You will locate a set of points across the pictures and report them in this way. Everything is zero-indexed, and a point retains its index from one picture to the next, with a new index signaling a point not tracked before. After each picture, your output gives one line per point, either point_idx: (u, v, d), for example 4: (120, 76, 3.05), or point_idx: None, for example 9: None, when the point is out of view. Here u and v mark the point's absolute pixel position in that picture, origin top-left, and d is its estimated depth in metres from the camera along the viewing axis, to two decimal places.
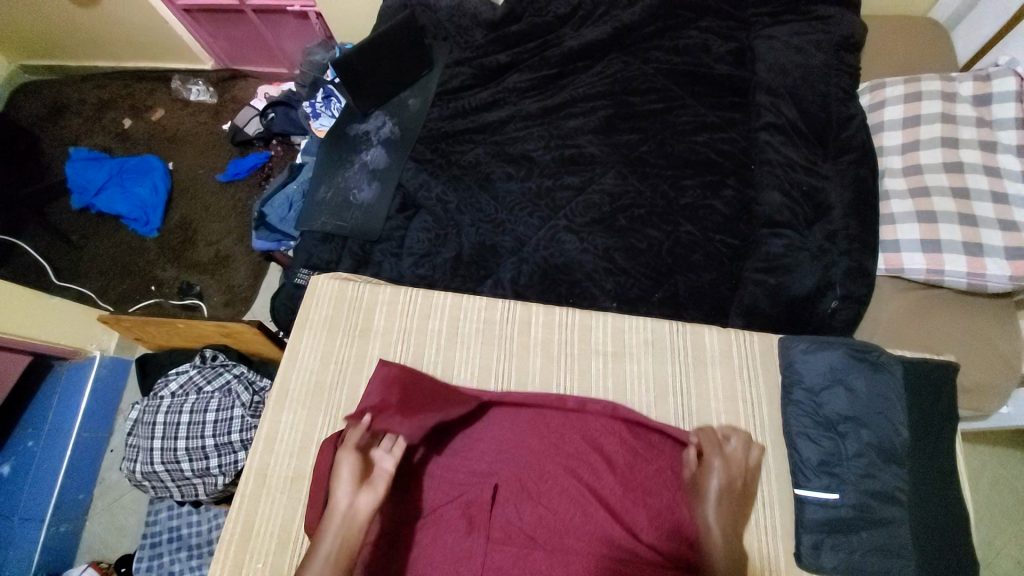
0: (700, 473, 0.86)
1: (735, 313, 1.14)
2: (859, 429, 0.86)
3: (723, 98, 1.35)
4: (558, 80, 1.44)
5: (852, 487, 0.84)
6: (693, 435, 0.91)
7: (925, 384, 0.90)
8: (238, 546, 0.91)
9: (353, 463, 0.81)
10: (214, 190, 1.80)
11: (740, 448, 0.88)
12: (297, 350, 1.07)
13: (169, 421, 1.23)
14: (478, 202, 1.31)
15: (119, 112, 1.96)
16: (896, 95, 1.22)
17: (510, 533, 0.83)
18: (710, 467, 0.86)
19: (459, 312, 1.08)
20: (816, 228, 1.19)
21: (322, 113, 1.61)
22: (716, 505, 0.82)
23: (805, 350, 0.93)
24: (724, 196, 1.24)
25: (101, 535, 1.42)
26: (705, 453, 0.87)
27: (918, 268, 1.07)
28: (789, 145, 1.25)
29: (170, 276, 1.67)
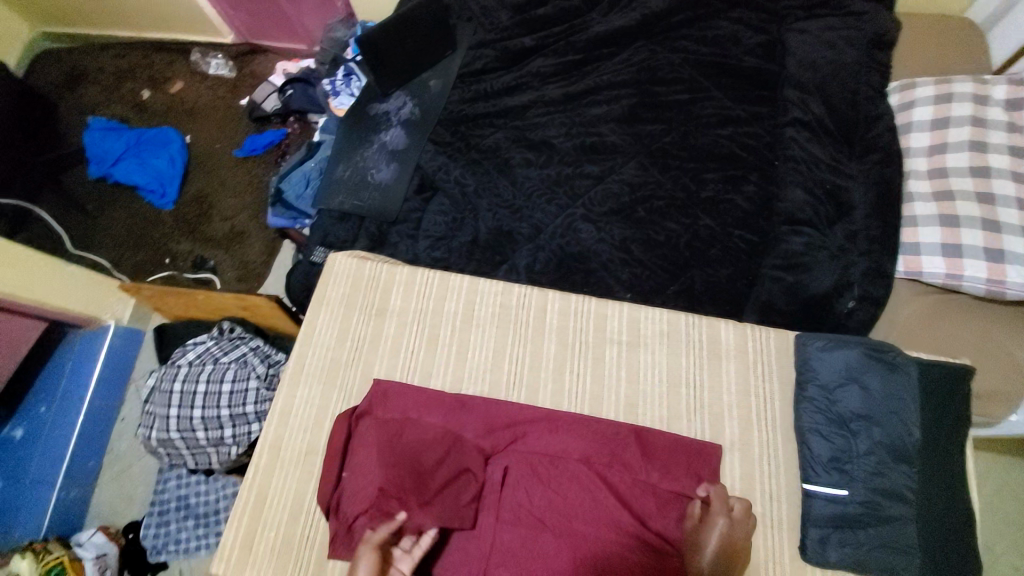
0: (701, 528, 0.82)
1: (750, 309, 1.14)
2: (871, 427, 0.87)
3: (752, 91, 1.33)
4: (583, 66, 1.43)
5: (861, 484, 0.85)
6: (702, 488, 0.87)
7: (941, 386, 0.90)
8: (250, 517, 0.94)
9: (371, 565, 0.78)
10: (230, 164, 1.80)
11: (745, 510, 0.85)
12: (314, 325, 1.08)
13: (186, 390, 1.26)
14: (496, 187, 1.31)
15: (138, 83, 1.97)
16: (926, 96, 1.20)
17: (519, 516, 0.86)
18: (712, 525, 0.82)
19: (475, 295, 1.09)
20: (837, 228, 1.18)
21: (341, 91, 1.60)
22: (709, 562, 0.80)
23: (822, 347, 0.93)
24: (745, 192, 1.23)
25: (108, 502, 1.43)
26: (711, 509, 0.84)
27: (937, 272, 1.06)
28: (814, 142, 1.24)
29: (185, 249, 1.69)
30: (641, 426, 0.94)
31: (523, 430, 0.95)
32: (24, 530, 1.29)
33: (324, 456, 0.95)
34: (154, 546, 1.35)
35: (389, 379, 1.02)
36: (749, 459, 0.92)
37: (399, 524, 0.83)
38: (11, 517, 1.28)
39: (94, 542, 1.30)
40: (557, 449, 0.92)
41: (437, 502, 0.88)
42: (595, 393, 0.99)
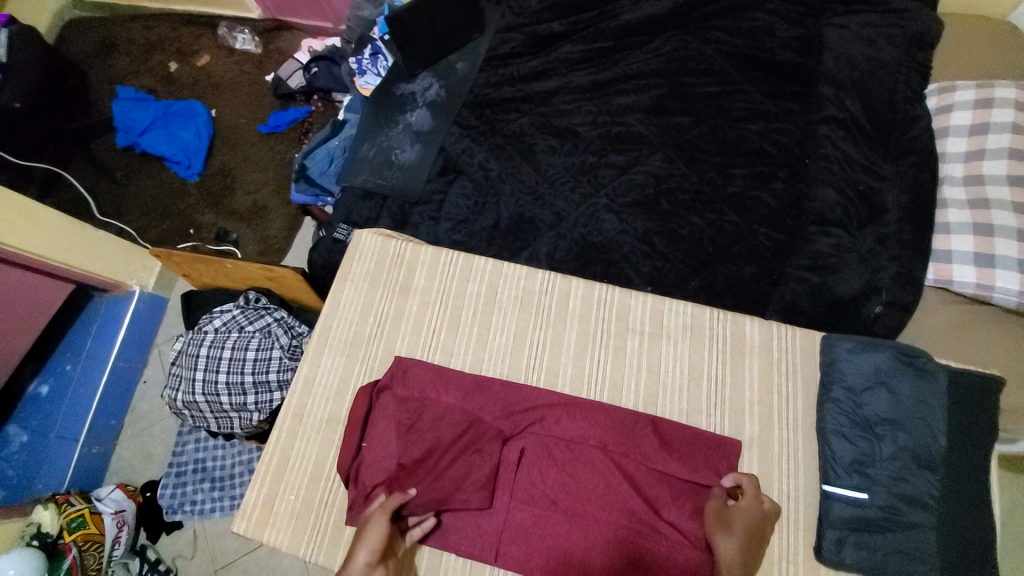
0: (727, 512, 0.84)
1: (773, 308, 1.13)
2: (896, 432, 0.86)
3: (784, 86, 1.30)
4: (612, 54, 1.41)
5: (882, 488, 0.84)
6: (729, 477, 0.87)
7: (973, 395, 0.88)
8: (272, 477, 0.97)
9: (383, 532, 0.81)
10: (254, 139, 1.81)
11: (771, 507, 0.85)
12: (338, 300, 1.10)
13: (212, 355, 1.29)
14: (520, 172, 1.30)
15: (167, 55, 1.98)
16: (965, 101, 1.16)
17: (533, 495, 0.91)
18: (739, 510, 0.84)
19: (499, 278, 1.09)
20: (867, 230, 1.16)
21: (368, 70, 1.58)
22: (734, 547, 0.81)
23: (850, 349, 0.92)
24: (773, 189, 1.21)
25: (128, 461, 1.48)
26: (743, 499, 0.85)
27: (968, 281, 1.05)
28: (848, 141, 1.22)
29: (208, 221, 1.71)
30: (658, 417, 0.95)
31: (538, 416, 0.96)
32: (47, 482, 1.32)
33: (346, 425, 0.97)
34: (171, 505, 1.39)
35: (412, 357, 1.03)
36: (768, 456, 0.92)
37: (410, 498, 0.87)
38: (37, 468, 1.32)
39: (114, 498, 1.34)
40: (573, 438, 0.93)
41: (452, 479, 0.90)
42: (615, 382, 0.99)
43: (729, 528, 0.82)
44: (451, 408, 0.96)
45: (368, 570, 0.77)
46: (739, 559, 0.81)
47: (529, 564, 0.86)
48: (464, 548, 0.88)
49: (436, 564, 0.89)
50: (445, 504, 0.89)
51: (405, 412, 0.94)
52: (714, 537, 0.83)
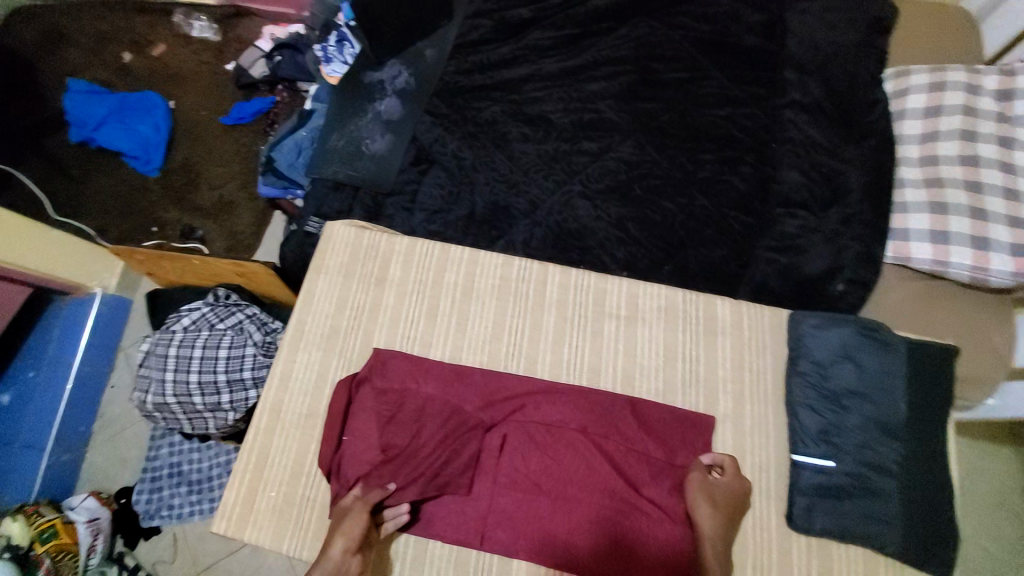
0: (716, 488, 0.88)
1: (744, 289, 1.16)
2: (862, 403, 0.91)
3: (750, 71, 1.32)
4: (582, 40, 1.41)
5: (848, 455, 0.89)
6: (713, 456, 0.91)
7: (931, 364, 0.93)
8: (251, 477, 0.95)
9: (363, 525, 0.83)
10: (217, 132, 1.75)
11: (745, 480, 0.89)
12: (311, 293, 1.08)
13: (181, 355, 1.25)
14: (494, 161, 1.29)
15: (119, 45, 1.88)
16: (920, 83, 1.20)
17: (516, 480, 0.92)
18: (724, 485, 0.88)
19: (476, 267, 1.09)
20: (831, 211, 1.20)
21: (334, 58, 1.54)
22: (713, 520, 0.85)
23: (817, 325, 0.96)
24: (741, 173, 1.24)
25: (99, 468, 1.42)
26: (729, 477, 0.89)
27: (925, 258, 1.08)
28: (811, 125, 1.25)
29: (172, 218, 1.65)
30: (636, 399, 0.97)
31: (519, 404, 0.97)
32: (15, 495, 1.28)
33: (325, 420, 0.96)
34: (147, 511, 1.36)
35: (391, 348, 1.03)
36: (741, 430, 0.96)
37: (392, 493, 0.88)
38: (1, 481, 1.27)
39: (87, 507, 1.30)
40: (553, 423, 0.94)
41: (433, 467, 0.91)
42: (593, 366, 1.01)
43: (702, 501, 0.86)
44: (431, 397, 0.96)
45: (344, 559, 0.80)
46: (713, 531, 0.84)
47: (514, 547, 0.88)
48: (449, 535, 0.89)
49: (422, 553, 0.89)
50: (425, 492, 0.89)
51: (384, 404, 0.94)
52: (692, 511, 0.87)
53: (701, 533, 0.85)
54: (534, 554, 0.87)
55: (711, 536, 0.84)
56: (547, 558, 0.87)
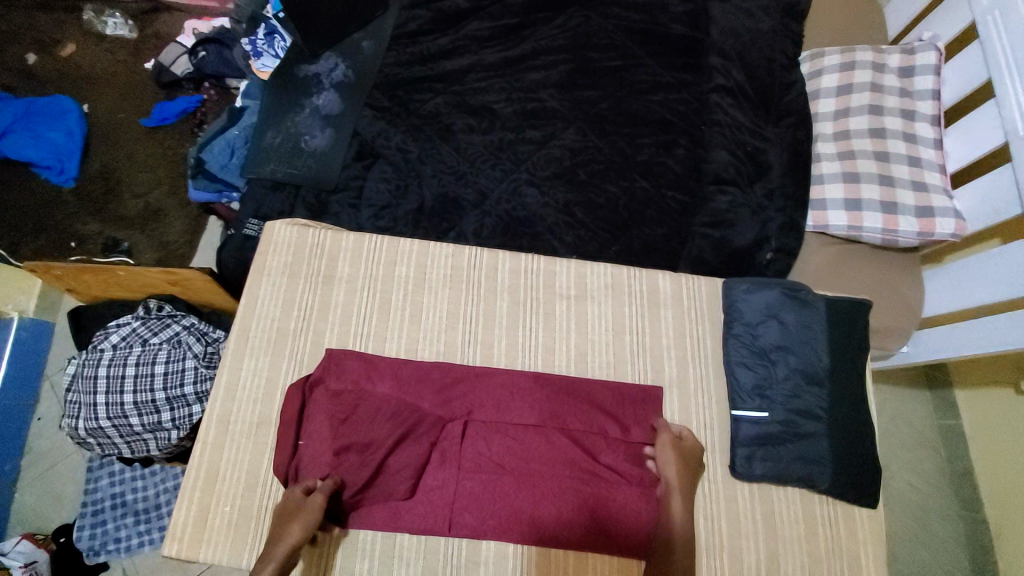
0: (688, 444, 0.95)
1: (684, 263, 1.22)
2: (786, 355, 0.99)
3: (680, 59, 1.39)
4: (520, 30, 1.43)
5: (779, 406, 0.96)
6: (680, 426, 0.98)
7: (845, 318, 1.02)
8: (202, 493, 0.92)
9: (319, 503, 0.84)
10: (138, 136, 1.64)
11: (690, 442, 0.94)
12: (255, 296, 1.05)
13: (114, 375, 1.18)
14: (439, 153, 1.29)
15: (20, 45, 1.72)
16: (832, 65, 1.31)
17: (480, 463, 0.94)
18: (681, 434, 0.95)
19: (426, 258, 1.09)
20: (757, 186, 1.29)
21: (264, 52, 1.48)
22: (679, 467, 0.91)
23: (747, 289, 1.03)
24: (677, 155, 1.30)
25: (33, 507, 1.32)
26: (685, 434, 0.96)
27: (842, 223, 1.18)
28: (736, 107, 1.33)
29: (93, 231, 1.54)
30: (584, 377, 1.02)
31: (479, 398, 0.98)
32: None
33: (280, 426, 0.94)
34: (91, 547, 1.27)
35: (343, 347, 1.01)
36: (686, 395, 1.02)
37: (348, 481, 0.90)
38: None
39: (20, 551, 1.21)
40: (511, 411, 0.97)
41: (387, 477, 0.92)
42: (548, 346, 1.04)
43: (668, 459, 0.92)
44: (384, 398, 0.95)
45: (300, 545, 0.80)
46: (679, 480, 0.90)
47: (483, 528, 0.90)
48: (417, 526, 0.90)
49: (391, 545, 0.89)
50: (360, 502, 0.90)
51: (330, 406, 0.94)
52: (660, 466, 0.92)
53: (670, 484, 0.91)
54: (502, 532, 0.90)
55: (676, 486, 0.90)
56: (514, 533, 0.90)
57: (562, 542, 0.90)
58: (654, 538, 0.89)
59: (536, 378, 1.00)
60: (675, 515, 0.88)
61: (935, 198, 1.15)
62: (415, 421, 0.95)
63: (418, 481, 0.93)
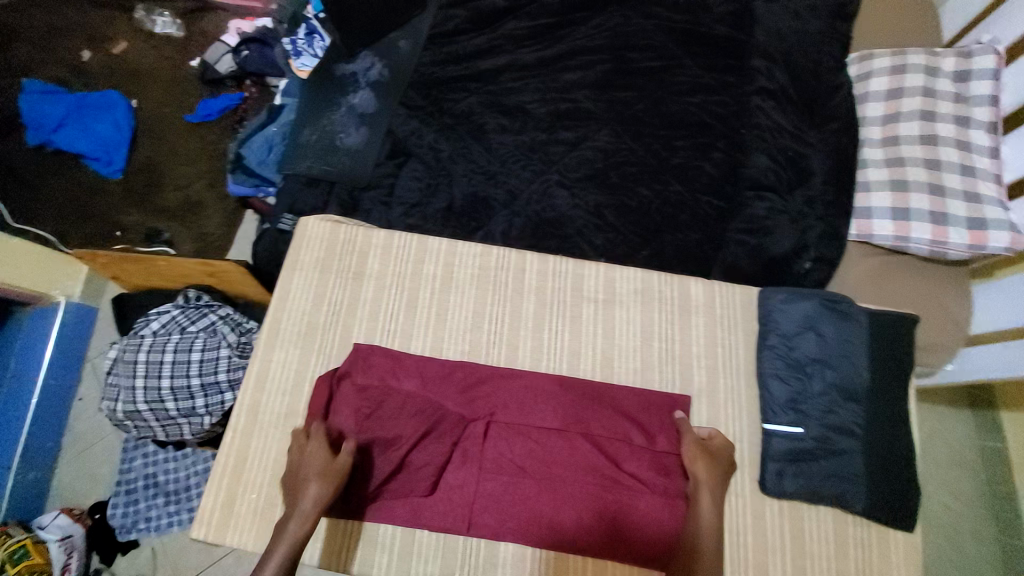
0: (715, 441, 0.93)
1: (717, 270, 1.19)
2: (824, 370, 0.95)
3: (720, 60, 1.36)
4: (556, 30, 1.42)
5: (814, 421, 0.93)
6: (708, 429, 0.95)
7: (888, 333, 0.98)
8: (231, 478, 0.95)
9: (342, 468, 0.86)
10: (183, 131, 1.70)
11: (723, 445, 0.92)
12: (288, 289, 1.07)
13: (152, 360, 1.22)
14: (471, 152, 1.30)
15: (77, 42, 1.81)
16: (882, 67, 1.25)
17: (502, 465, 0.93)
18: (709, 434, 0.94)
19: (454, 257, 1.09)
20: (796, 193, 1.24)
21: (303, 52, 1.51)
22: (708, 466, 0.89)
23: (784, 299, 0.99)
24: (713, 158, 1.27)
25: (71, 484, 1.39)
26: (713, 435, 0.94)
27: (886, 234, 1.13)
28: (778, 110, 1.29)
29: (136, 222, 1.61)
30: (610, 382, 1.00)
31: (503, 399, 0.97)
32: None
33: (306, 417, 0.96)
34: (123, 525, 1.33)
35: (370, 342, 1.03)
36: (715, 405, 0.99)
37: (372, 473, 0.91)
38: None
39: (59, 525, 1.28)
40: (534, 414, 0.96)
41: (409, 474, 0.92)
42: (573, 349, 1.03)
43: (695, 455, 0.90)
44: (408, 396, 0.96)
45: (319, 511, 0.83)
46: (709, 477, 0.88)
47: (502, 530, 0.89)
48: (436, 523, 0.90)
49: (410, 542, 0.90)
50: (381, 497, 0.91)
51: (356, 402, 0.94)
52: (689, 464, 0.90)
53: (699, 481, 0.88)
54: (521, 535, 0.89)
55: (705, 483, 0.88)
56: (533, 537, 0.89)
57: (581, 547, 0.89)
58: (679, 545, 0.86)
59: (561, 382, 0.98)
60: (703, 518, 0.85)
61: (990, 210, 1.08)
62: (439, 419, 0.96)
63: (439, 479, 0.93)
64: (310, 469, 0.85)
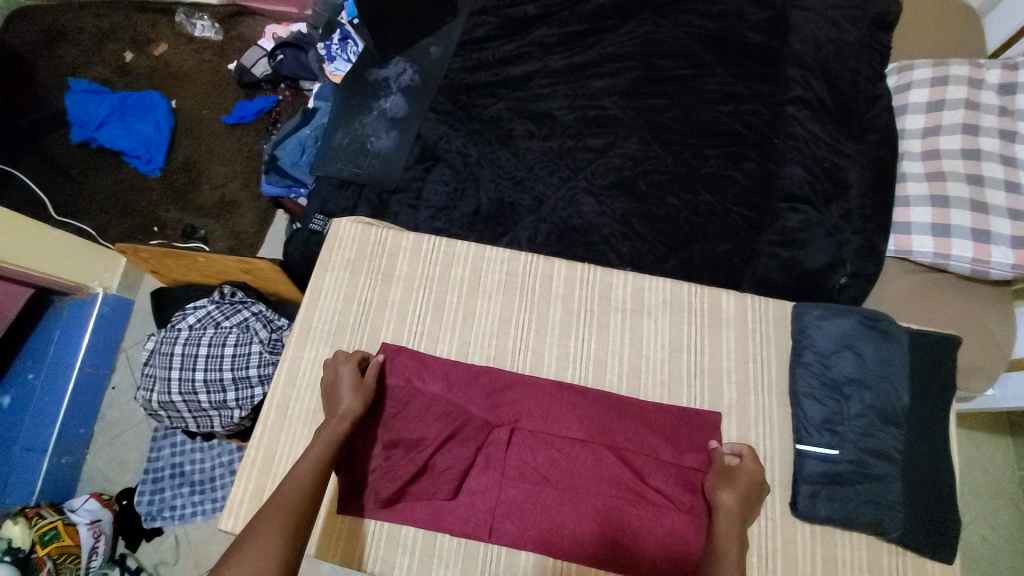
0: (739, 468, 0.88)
1: (747, 283, 1.17)
2: (862, 391, 0.91)
3: (754, 69, 1.34)
4: (586, 37, 1.42)
5: (850, 444, 0.89)
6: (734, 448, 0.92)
7: (929, 356, 0.94)
8: (259, 471, 0.96)
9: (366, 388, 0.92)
10: (219, 131, 1.75)
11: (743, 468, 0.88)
12: (319, 289, 1.09)
13: (187, 353, 1.26)
14: (499, 157, 1.30)
15: (121, 44, 1.88)
16: (924, 78, 1.21)
17: (525, 472, 0.92)
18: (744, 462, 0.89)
19: (482, 262, 1.10)
20: (833, 206, 1.21)
21: (337, 57, 1.55)
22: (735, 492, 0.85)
23: (820, 316, 0.97)
24: (745, 168, 1.25)
25: (101, 470, 1.43)
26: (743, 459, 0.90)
27: (926, 251, 1.09)
28: (814, 120, 1.26)
29: (173, 219, 1.66)
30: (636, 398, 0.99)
31: (529, 406, 0.97)
32: (16, 497, 1.28)
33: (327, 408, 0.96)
34: (149, 512, 1.36)
35: (398, 343, 1.04)
36: (745, 422, 0.97)
37: (394, 472, 0.92)
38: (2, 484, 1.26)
39: (88, 508, 1.31)
40: (559, 423, 0.95)
41: (432, 475, 0.93)
42: (599, 359, 1.02)
43: (722, 481, 0.87)
44: (433, 400, 0.96)
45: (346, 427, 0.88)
46: (735, 504, 0.85)
47: (523, 538, 0.89)
48: (458, 528, 0.90)
49: (431, 546, 0.90)
50: (404, 497, 0.92)
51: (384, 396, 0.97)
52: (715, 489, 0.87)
53: (722, 507, 0.85)
54: (542, 545, 0.88)
55: (731, 510, 0.84)
56: (554, 549, 0.88)
57: (604, 561, 0.87)
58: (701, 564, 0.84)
59: (586, 395, 0.98)
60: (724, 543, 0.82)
61: None
62: (464, 423, 0.96)
63: (462, 484, 0.93)
64: (341, 383, 0.92)
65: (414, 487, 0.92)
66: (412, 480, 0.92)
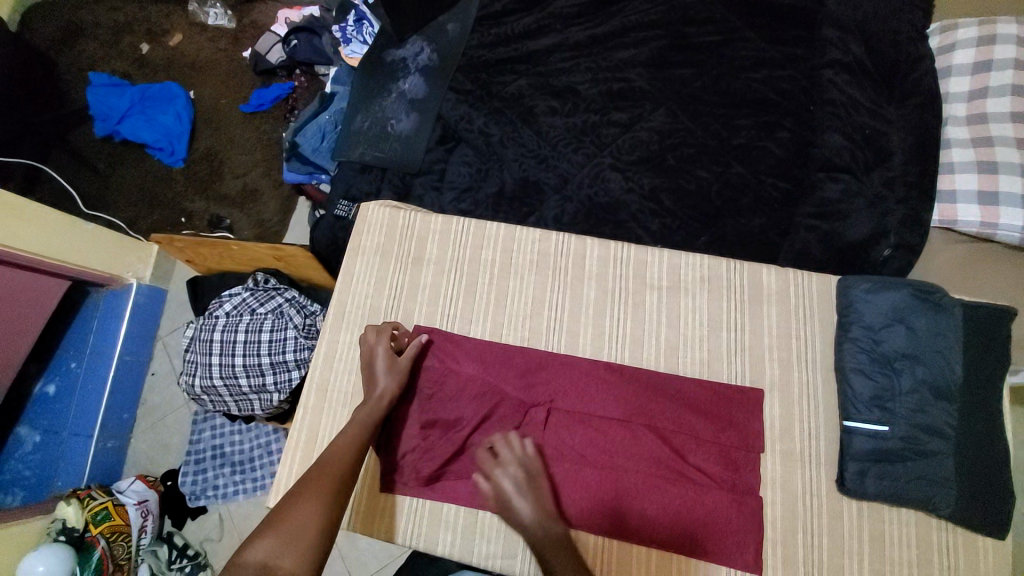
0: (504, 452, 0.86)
1: (784, 257, 1.13)
2: (914, 366, 0.88)
3: (787, 32, 1.27)
4: (608, 6, 1.36)
5: (902, 420, 0.87)
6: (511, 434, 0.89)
7: (984, 328, 0.90)
8: (302, 454, 0.98)
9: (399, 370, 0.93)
10: (239, 120, 1.76)
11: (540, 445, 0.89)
12: (351, 274, 1.09)
13: (226, 339, 1.29)
14: (522, 136, 1.27)
15: (137, 36, 1.88)
16: (969, 37, 1.14)
17: (563, 451, 0.92)
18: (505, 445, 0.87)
19: (513, 242, 1.08)
20: (874, 174, 1.16)
21: (353, 39, 1.52)
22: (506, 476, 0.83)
23: (868, 290, 0.93)
24: (779, 138, 1.20)
25: (145, 453, 1.49)
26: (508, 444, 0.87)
27: (972, 220, 1.04)
28: (853, 85, 1.21)
29: (200, 209, 1.68)
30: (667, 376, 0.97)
31: (563, 385, 0.97)
32: (66, 480, 1.34)
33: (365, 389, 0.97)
34: (193, 492, 1.42)
35: (431, 326, 1.04)
36: (789, 399, 0.95)
37: (433, 451, 0.93)
38: (53, 468, 1.33)
39: (135, 490, 1.36)
40: (596, 402, 0.95)
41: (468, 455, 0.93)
42: (636, 337, 1.00)
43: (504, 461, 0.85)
44: (469, 381, 0.97)
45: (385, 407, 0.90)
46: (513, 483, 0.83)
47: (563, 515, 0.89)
48: None
49: (473, 523, 0.91)
50: (443, 477, 0.93)
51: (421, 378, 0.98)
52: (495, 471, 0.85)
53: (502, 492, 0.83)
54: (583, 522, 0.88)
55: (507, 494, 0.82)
56: (594, 525, 0.88)
57: (645, 537, 0.87)
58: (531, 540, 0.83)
59: (623, 373, 0.97)
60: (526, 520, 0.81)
61: None
62: (499, 404, 0.95)
63: None
64: (376, 358, 0.94)
65: (452, 466, 0.93)
66: (451, 460, 0.93)
